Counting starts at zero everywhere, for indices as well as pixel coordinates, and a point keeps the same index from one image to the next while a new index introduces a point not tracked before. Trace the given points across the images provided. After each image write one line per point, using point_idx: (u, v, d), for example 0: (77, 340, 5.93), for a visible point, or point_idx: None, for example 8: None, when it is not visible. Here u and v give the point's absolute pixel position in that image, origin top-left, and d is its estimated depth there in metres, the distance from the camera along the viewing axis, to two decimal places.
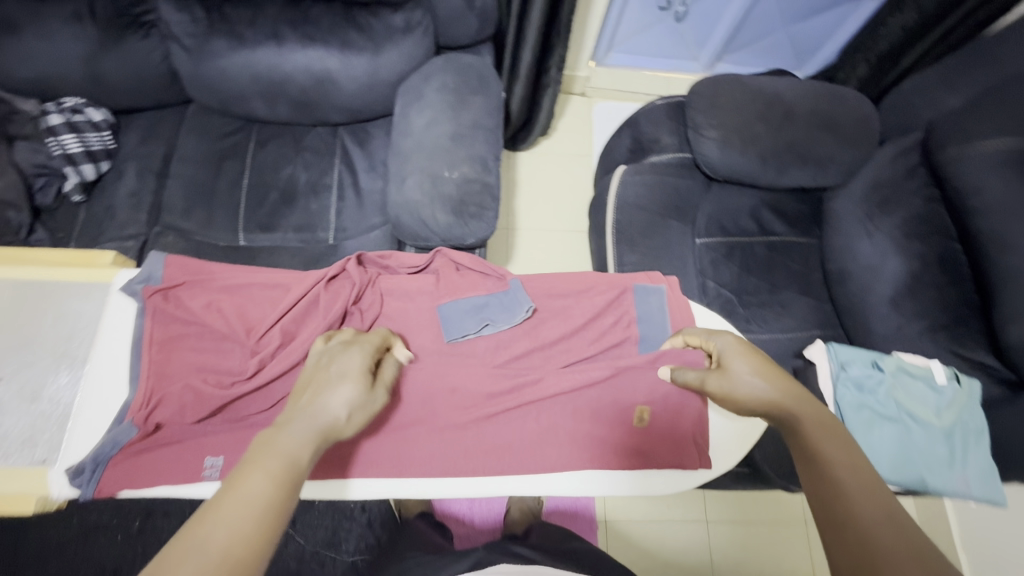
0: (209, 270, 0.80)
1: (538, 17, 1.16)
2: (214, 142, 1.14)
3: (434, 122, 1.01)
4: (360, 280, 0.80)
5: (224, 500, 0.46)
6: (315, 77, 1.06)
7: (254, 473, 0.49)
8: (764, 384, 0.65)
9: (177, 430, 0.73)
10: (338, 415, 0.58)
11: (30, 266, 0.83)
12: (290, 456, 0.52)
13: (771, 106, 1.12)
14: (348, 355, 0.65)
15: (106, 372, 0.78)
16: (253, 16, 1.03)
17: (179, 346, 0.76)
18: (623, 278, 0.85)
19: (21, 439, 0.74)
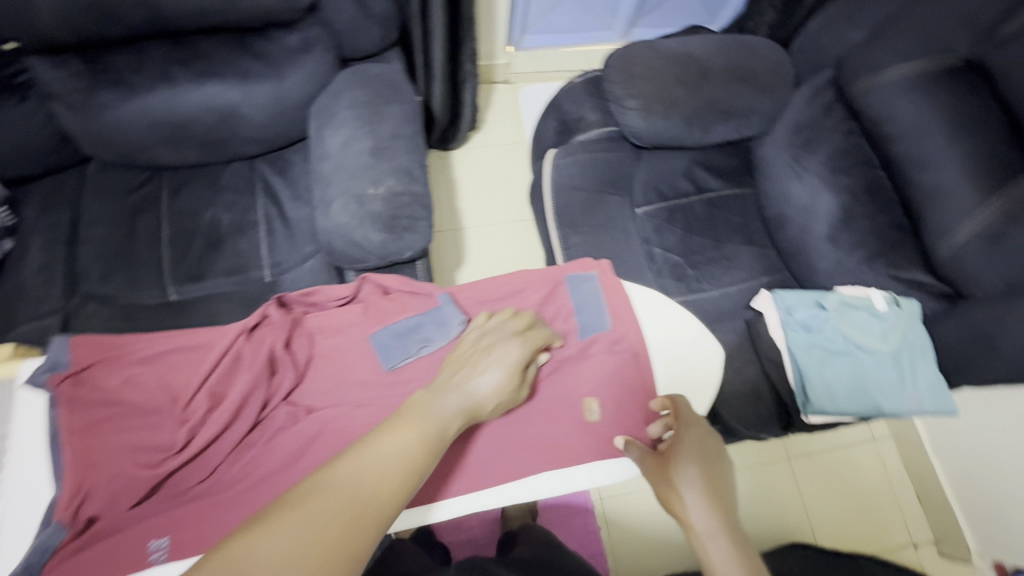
0: (122, 344, 0.75)
1: (441, 14, 1.13)
2: (122, 198, 1.08)
3: (350, 140, 0.97)
4: (286, 324, 0.77)
5: (383, 440, 0.59)
6: (218, 114, 1.01)
7: (413, 428, 0.61)
8: (699, 500, 0.63)
9: (111, 521, 0.67)
10: (483, 398, 0.68)
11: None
12: (439, 423, 0.63)
13: (685, 66, 1.12)
14: (512, 345, 0.73)
15: (27, 473, 0.73)
16: (137, 60, 0.96)
17: (103, 430, 0.70)
18: (554, 272, 0.86)
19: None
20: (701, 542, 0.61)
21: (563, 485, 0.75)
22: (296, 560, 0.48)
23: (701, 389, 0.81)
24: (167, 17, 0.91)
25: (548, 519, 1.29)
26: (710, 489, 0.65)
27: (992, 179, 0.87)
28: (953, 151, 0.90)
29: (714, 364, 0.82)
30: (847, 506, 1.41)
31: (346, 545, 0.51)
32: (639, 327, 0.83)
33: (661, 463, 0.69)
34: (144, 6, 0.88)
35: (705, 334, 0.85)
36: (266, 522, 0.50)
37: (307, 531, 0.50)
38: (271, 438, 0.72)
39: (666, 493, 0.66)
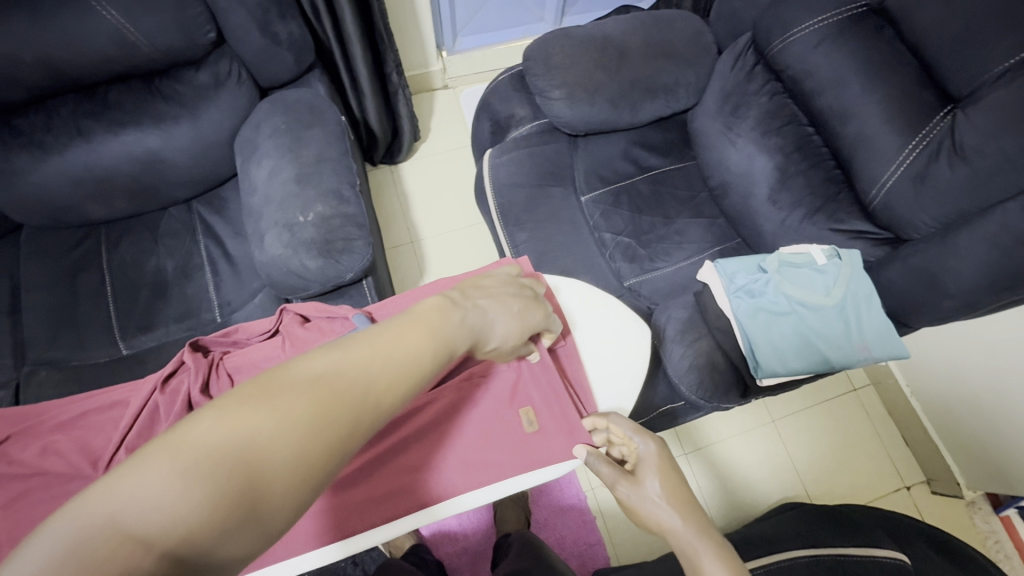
0: (44, 414, 0.75)
1: (355, 31, 1.12)
2: (60, 259, 1.06)
3: (276, 170, 0.96)
4: (199, 369, 0.74)
5: (392, 338, 0.53)
6: (138, 161, 1.00)
7: (426, 337, 0.56)
8: (672, 510, 0.73)
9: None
10: (490, 327, 0.66)
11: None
12: (450, 337, 0.59)
13: (604, 49, 1.11)
14: (532, 305, 0.71)
15: None
16: (48, 119, 0.95)
17: (25, 503, 0.68)
18: (471, 275, 0.84)
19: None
20: (671, 533, 0.73)
21: (520, 485, 0.76)
22: (296, 443, 0.42)
23: (631, 371, 0.84)
24: (67, 71, 0.90)
25: (542, 517, 1.30)
26: (679, 497, 0.74)
27: (911, 119, 0.88)
28: (870, 97, 0.91)
29: (640, 346, 0.85)
30: (840, 460, 1.41)
31: (348, 437, 0.45)
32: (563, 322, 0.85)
33: (632, 482, 0.75)
34: (41, 64, 0.87)
35: (628, 317, 0.87)
36: (267, 398, 0.43)
37: (311, 416, 0.43)
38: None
39: (639, 506, 0.74)
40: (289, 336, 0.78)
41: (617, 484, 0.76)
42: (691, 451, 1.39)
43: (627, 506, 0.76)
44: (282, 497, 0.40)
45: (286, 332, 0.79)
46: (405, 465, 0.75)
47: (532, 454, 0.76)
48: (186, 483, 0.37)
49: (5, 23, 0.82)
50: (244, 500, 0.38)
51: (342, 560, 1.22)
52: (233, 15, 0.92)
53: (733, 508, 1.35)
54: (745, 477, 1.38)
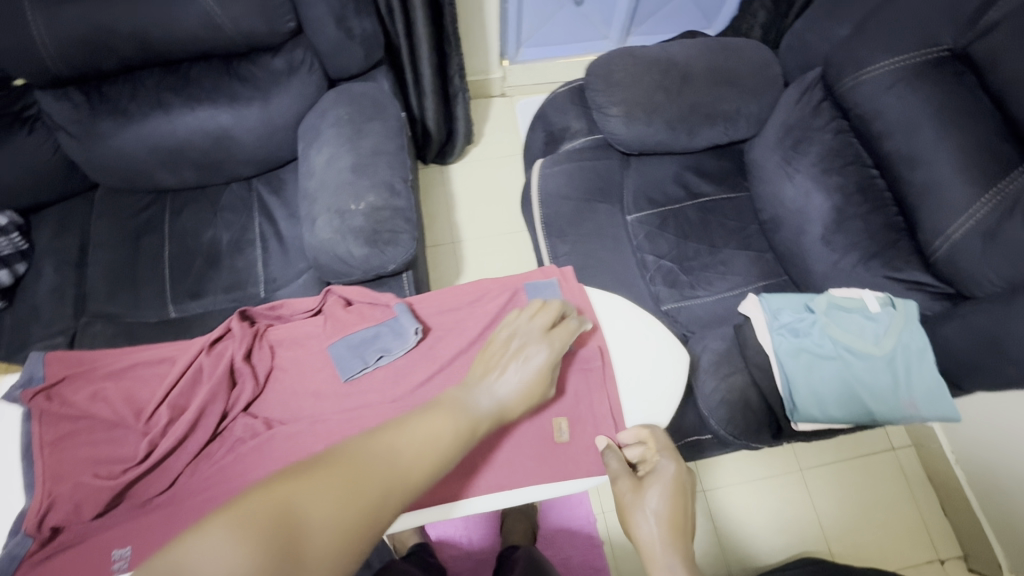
0: (95, 359, 0.78)
1: (424, 34, 1.16)
2: (128, 221, 1.13)
3: (335, 157, 1.00)
4: (245, 338, 0.78)
5: (415, 424, 0.60)
6: (210, 137, 1.05)
7: (447, 418, 0.62)
8: (663, 531, 0.66)
9: (79, 530, 0.68)
10: (503, 395, 0.66)
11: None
12: (471, 417, 0.63)
13: (666, 71, 1.10)
14: (541, 346, 0.70)
15: (7, 484, 0.72)
16: (134, 89, 1.02)
17: (71, 444, 0.71)
18: (513, 278, 0.84)
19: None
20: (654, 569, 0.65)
21: (543, 494, 0.75)
22: (339, 513, 0.48)
23: (664, 396, 0.81)
24: (156, 47, 0.97)
25: (550, 535, 1.27)
26: (677, 526, 0.67)
27: (986, 173, 0.84)
28: (943, 145, 0.87)
29: (677, 372, 0.82)
30: (870, 521, 1.34)
31: (374, 511, 0.50)
32: (597, 336, 0.83)
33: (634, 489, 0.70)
34: (135, 38, 0.94)
35: (667, 340, 0.84)
36: (308, 473, 0.49)
37: (343, 491, 0.49)
38: (235, 453, 0.71)
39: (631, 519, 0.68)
40: (331, 315, 0.81)
41: (618, 480, 0.71)
42: (711, 489, 1.35)
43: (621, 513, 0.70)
44: (318, 560, 0.44)
45: (330, 312, 0.81)
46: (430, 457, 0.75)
47: (559, 465, 0.75)
48: (238, 541, 0.41)
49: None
50: (287, 560, 0.42)
51: None
52: (314, 8, 0.97)
53: (749, 555, 1.30)
54: (766, 524, 1.32)
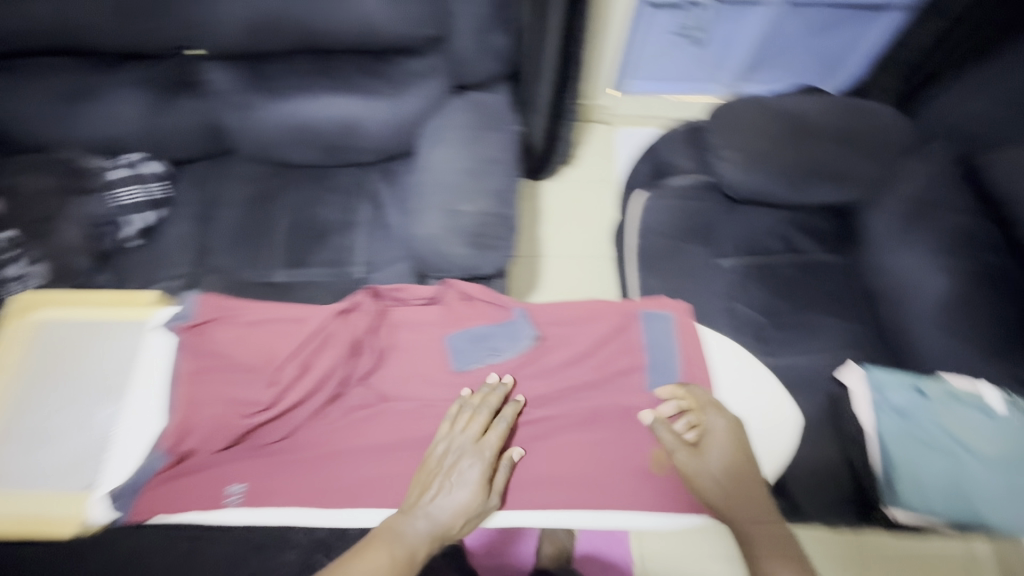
0: (237, 307, 0.83)
1: (552, 56, 1.21)
2: (255, 187, 1.23)
3: (452, 159, 1.04)
4: (375, 316, 0.83)
5: (360, 567, 0.63)
6: (343, 123, 1.14)
7: (382, 554, 0.65)
8: (732, 482, 0.72)
9: (204, 459, 0.76)
10: (445, 518, 0.69)
11: (80, 307, 0.88)
12: (408, 547, 0.67)
13: (792, 125, 1.09)
14: (472, 462, 0.72)
15: (146, 405, 0.80)
16: (287, 70, 1.11)
17: (208, 379, 0.79)
18: (631, 305, 0.86)
19: (69, 465, 0.77)
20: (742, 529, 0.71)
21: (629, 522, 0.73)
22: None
23: (770, 452, 0.77)
24: (317, 38, 1.05)
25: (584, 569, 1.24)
26: (742, 474, 0.73)
27: None
28: None
29: (789, 433, 0.79)
30: None
31: None
32: (708, 379, 0.81)
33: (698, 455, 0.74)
34: (302, 28, 1.02)
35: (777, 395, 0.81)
36: None
37: None
38: (347, 421, 0.79)
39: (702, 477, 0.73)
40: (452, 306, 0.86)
41: (679, 451, 0.74)
42: None
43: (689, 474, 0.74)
44: None
45: (451, 305, 0.86)
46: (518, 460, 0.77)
47: (655, 495, 0.74)
48: None
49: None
50: None
51: None
52: (460, 20, 1.04)
53: None
54: None
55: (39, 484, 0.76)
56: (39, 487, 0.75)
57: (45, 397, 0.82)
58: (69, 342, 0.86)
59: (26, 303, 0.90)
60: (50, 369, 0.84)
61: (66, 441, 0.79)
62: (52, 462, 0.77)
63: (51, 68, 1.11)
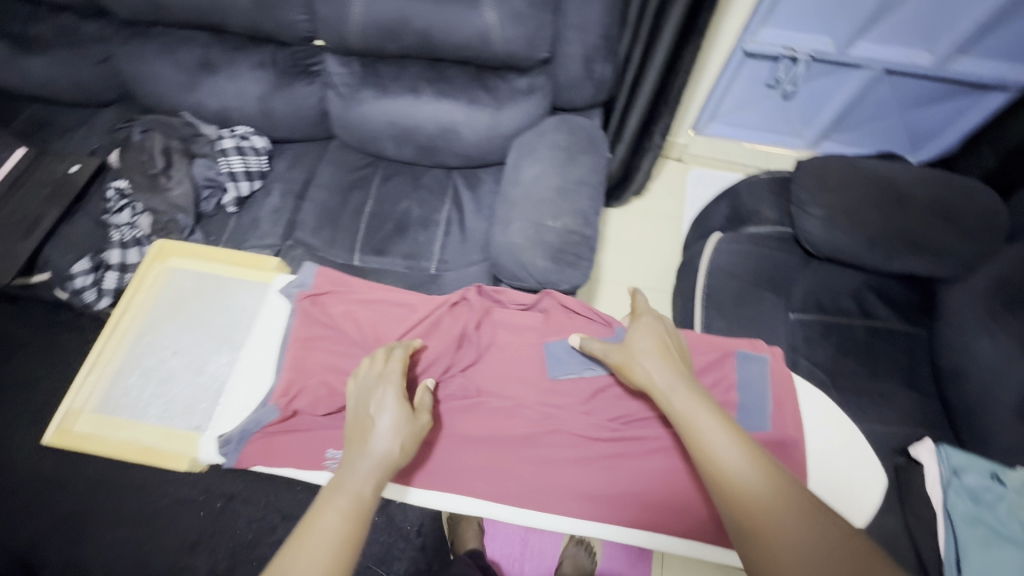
0: (352, 284, 0.89)
1: (649, 90, 1.25)
2: (347, 173, 1.30)
3: (544, 175, 1.08)
4: (479, 311, 0.87)
5: (308, 537, 0.59)
6: (442, 127, 1.19)
7: (331, 510, 0.62)
8: (657, 362, 0.72)
9: (309, 421, 0.79)
10: (388, 448, 0.67)
11: (211, 262, 0.95)
12: (355, 491, 0.64)
13: (884, 190, 1.09)
14: (382, 391, 0.72)
15: (257, 360, 0.85)
16: (399, 72, 1.18)
17: (317, 346, 0.83)
18: (727, 342, 0.86)
19: (184, 406, 0.83)
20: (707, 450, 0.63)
21: (719, 557, 0.69)
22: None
23: (854, 511, 0.76)
24: (433, 44, 1.09)
25: None
26: (669, 358, 0.72)
27: None
28: None
29: (874, 494, 0.76)
30: None
31: None
32: (800, 428, 0.80)
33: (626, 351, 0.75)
34: (421, 32, 1.07)
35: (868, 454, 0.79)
36: None
37: None
38: (444, 407, 0.80)
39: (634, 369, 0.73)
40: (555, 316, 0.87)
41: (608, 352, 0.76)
42: None
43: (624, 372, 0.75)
44: None
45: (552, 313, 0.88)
46: (603, 473, 0.74)
47: None
48: None
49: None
50: None
51: (410, 525, 1.29)
52: (571, 46, 1.10)
53: None
54: None
55: (159, 420, 0.81)
56: (156, 420, 0.82)
57: (172, 339, 0.89)
58: (189, 292, 0.93)
59: (162, 251, 0.98)
60: (180, 314, 0.91)
61: (180, 380, 0.85)
62: (168, 398, 0.83)
63: (188, 41, 1.21)
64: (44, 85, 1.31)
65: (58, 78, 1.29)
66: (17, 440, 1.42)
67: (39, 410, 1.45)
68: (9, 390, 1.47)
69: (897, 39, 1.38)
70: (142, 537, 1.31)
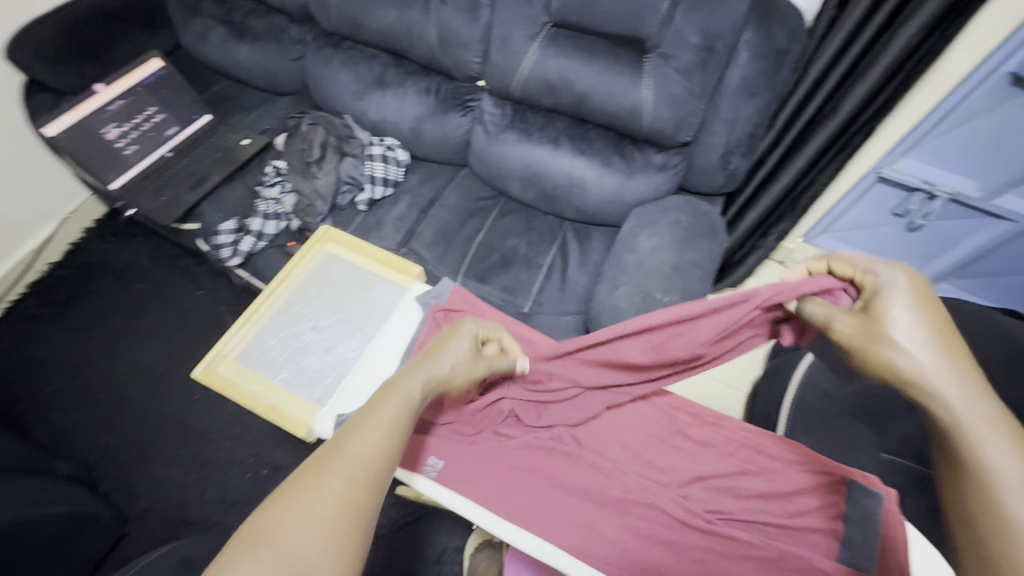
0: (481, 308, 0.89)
1: (777, 191, 1.26)
2: (469, 200, 1.39)
3: (660, 250, 1.12)
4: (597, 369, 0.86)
5: (365, 421, 0.55)
6: (572, 181, 1.26)
7: (388, 401, 0.58)
8: (923, 351, 0.51)
9: (418, 425, 0.79)
10: (448, 369, 0.66)
11: (360, 254, 1.05)
12: (410, 392, 0.60)
13: (1017, 353, 1.01)
14: (461, 333, 0.71)
15: (380, 357, 0.89)
16: (545, 123, 1.27)
17: None
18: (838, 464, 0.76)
19: (311, 376, 0.92)
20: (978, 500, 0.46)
21: None
22: (330, 550, 0.45)
23: None
24: (587, 107, 1.17)
25: None
26: (932, 340, 0.51)
27: None
28: None
29: None
30: None
31: (352, 497, 0.49)
32: None
33: (873, 335, 0.54)
34: (579, 93, 1.15)
35: None
36: (285, 489, 0.48)
37: (309, 493, 0.48)
38: (544, 447, 0.79)
39: (874, 356, 0.53)
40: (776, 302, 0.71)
41: (895, 350, 0.52)
42: None
43: (863, 363, 0.55)
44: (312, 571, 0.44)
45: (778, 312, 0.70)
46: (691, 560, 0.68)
47: None
48: None
49: (585, 62, 1.11)
50: None
51: (433, 551, 1.28)
52: (715, 136, 1.14)
53: None
54: None
55: (289, 383, 0.92)
56: (286, 382, 0.92)
57: (314, 314, 0.99)
58: (336, 275, 1.03)
59: (322, 236, 1.11)
60: (325, 293, 1.01)
61: (312, 353, 0.94)
62: (301, 365, 0.93)
63: (371, 58, 1.38)
64: (242, 69, 1.53)
65: (256, 65, 1.49)
66: (119, 356, 1.57)
67: (141, 338, 1.60)
68: (122, 314, 1.64)
69: None
70: (190, 481, 1.39)
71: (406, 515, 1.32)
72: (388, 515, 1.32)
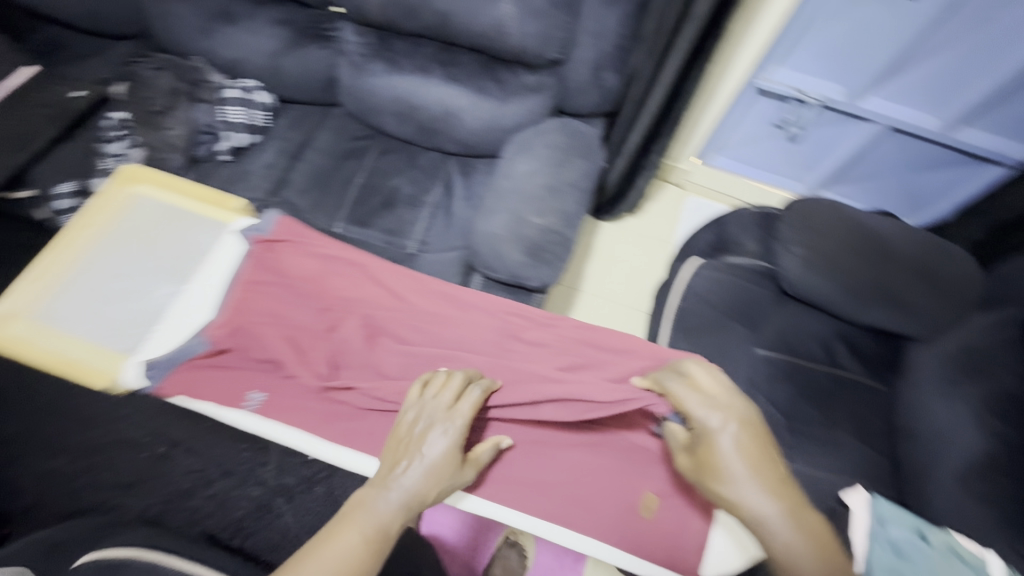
0: (307, 237, 0.98)
1: (654, 109, 1.22)
2: (345, 142, 1.32)
3: (536, 172, 1.09)
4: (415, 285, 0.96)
5: (328, 551, 0.61)
6: (446, 110, 1.20)
7: (352, 533, 0.63)
8: (746, 479, 0.63)
9: (237, 359, 0.86)
10: (419, 489, 0.67)
11: (175, 196, 1.07)
12: (381, 522, 0.65)
13: (866, 240, 1.07)
14: (441, 429, 0.71)
15: (197, 296, 0.96)
16: (411, 50, 1.19)
17: (263, 290, 0.92)
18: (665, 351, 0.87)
19: (117, 327, 0.92)
20: None
21: (577, 542, 0.75)
22: None
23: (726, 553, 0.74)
24: (449, 29, 1.10)
25: None
26: (753, 467, 0.63)
27: None
28: None
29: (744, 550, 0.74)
30: None
31: None
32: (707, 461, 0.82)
33: (709, 473, 0.65)
34: (438, 12, 1.07)
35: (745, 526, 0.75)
36: None
37: None
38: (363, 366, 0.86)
39: (713, 491, 0.65)
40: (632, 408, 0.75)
41: (723, 484, 0.63)
42: None
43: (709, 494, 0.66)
44: None
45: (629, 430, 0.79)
46: (516, 456, 0.81)
47: (622, 530, 0.76)
48: None
49: None
50: None
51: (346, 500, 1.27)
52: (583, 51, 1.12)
53: None
54: None
55: (91, 335, 0.90)
56: (87, 335, 0.90)
57: (120, 264, 0.98)
58: (150, 222, 1.03)
59: (128, 178, 1.08)
60: (134, 242, 1.00)
61: (120, 302, 0.94)
62: (107, 316, 0.92)
63: None
64: (63, 9, 1.33)
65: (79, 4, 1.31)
66: None
67: None
68: None
69: (908, 99, 1.37)
70: (79, 469, 1.31)
71: (320, 470, 1.31)
72: (300, 473, 1.31)
